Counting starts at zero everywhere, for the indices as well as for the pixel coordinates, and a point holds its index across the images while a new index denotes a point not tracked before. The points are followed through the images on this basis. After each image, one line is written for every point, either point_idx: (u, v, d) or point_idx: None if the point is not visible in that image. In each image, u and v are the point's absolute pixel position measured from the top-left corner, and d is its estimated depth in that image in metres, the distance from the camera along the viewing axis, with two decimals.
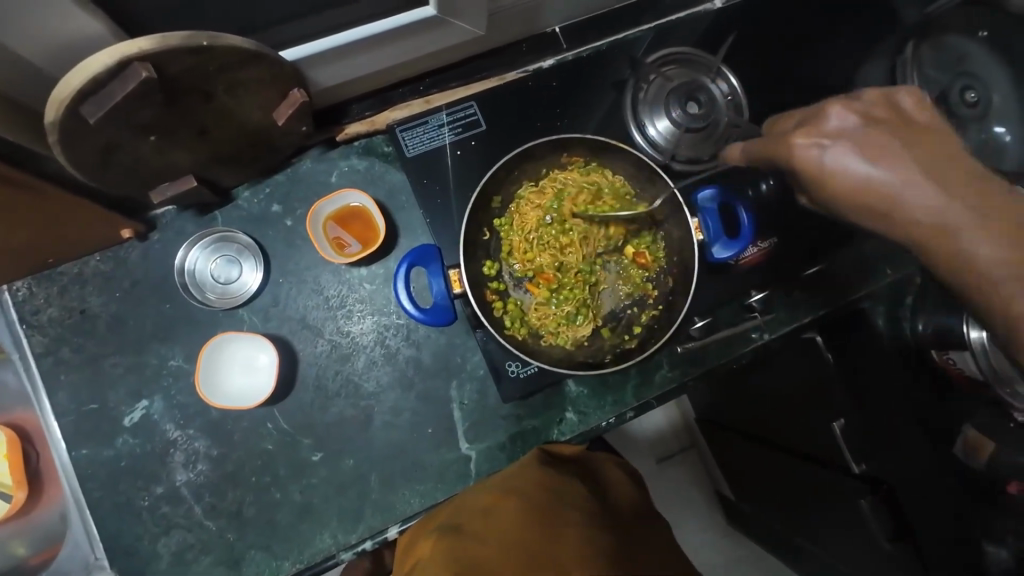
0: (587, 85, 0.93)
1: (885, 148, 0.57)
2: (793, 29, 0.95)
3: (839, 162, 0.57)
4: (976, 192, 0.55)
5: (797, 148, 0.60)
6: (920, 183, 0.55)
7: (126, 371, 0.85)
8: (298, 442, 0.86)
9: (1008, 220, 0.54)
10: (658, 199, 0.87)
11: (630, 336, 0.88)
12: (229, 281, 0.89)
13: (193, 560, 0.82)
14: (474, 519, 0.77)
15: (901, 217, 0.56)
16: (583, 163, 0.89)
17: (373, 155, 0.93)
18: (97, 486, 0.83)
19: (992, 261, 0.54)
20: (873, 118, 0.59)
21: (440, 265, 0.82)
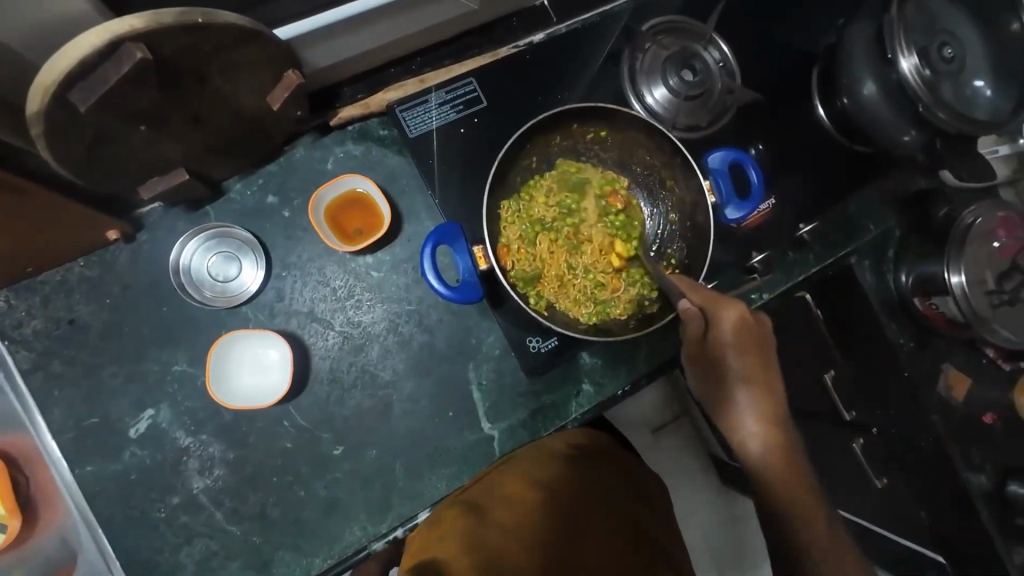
0: (581, 58, 0.92)
1: (763, 366, 0.77)
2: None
3: (717, 343, 0.76)
4: (741, 382, 0.76)
5: (721, 316, 0.75)
6: (744, 393, 0.76)
7: (126, 381, 0.80)
8: (317, 437, 0.84)
9: (758, 458, 0.75)
10: (668, 165, 0.87)
11: (648, 303, 0.87)
12: (228, 277, 0.84)
13: (218, 567, 0.80)
14: (495, 505, 0.75)
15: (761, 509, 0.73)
16: (592, 135, 0.88)
17: (369, 139, 0.90)
18: (108, 503, 0.78)
19: (754, 441, 0.75)
20: (752, 329, 0.76)
21: (463, 242, 0.81)
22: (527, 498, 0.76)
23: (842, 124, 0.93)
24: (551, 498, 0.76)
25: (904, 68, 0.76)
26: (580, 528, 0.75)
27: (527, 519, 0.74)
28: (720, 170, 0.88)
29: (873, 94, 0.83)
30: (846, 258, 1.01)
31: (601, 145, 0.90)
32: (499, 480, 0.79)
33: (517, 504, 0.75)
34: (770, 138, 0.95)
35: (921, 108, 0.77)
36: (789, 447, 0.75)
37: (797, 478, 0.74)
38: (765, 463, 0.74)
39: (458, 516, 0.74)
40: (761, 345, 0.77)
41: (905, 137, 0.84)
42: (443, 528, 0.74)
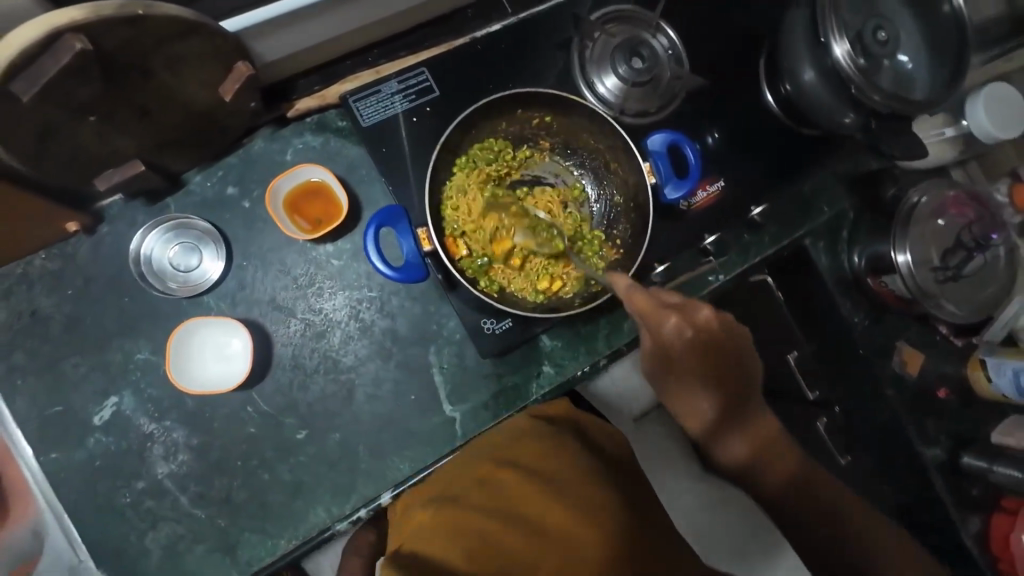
0: (536, 46, 0.93)
1: (699, 347, 0.84)
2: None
3: (658, 328, 0.82)
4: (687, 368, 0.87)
5: (660, 316, 0.81)
6: (694, 382, 0.88)
7: (89, 370, 0.82)
8: (281, 422, 0.86)
9: (758, 472, 0.94)
10: (609, 147, 0.90)
11: (594, 282, 0.90)
12: (190, 267, 0.86)
13: (185, 550, 0.82)
14: (473, 492, 0.77)
15: (741, 449, 0.93)
16: (538, 121, 0.90)
17: (327, 130, 0.91)
18: (73, 489, 0.80)
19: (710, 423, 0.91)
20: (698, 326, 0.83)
21: (406, 224, 0.84)
22: (503, 481, 0.77)
23: (789, 107, 0.95)
24: (528, 477, 0.77)
25: (837, 53, 0.78)
26: (566, 510, 0.73)
27: (507, 504, 0.75)
28: (659, 151, 0.92)
29: (813, 79, 0.86)
30: (800, 239, 1.03)
31: (546, 129, 0.92)
32: (470, 467, 0.80)
33: (491, 491, 0.76)
34: (720, 123, 0.98)
35: (855, 91, 0.79)
36: (757, 426, 0.94)
37: (771, 445, 0.94)
38: (748, 459, 0.93)
39: (440, 510, 0.75)
40: (708, 333, 0.84)
41: (845, 119, 0.87)
42: (421, 528, 0.74)
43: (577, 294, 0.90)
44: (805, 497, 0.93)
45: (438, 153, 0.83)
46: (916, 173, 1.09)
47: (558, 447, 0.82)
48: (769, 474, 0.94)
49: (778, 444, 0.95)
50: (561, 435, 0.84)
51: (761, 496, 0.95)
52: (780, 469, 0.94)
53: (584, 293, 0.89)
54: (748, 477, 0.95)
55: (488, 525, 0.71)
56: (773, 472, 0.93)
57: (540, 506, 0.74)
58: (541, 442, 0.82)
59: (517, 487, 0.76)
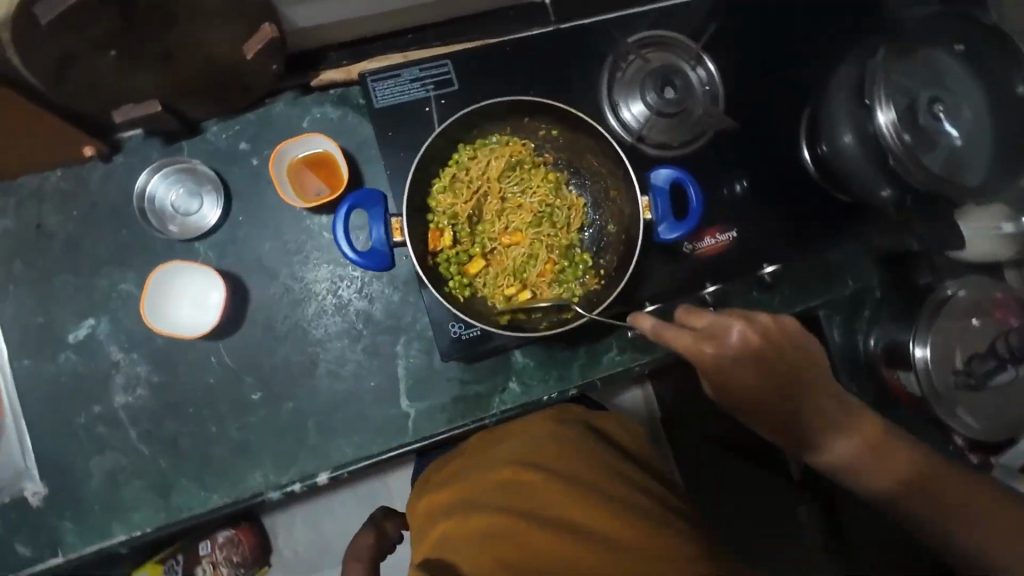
0: (570, 58, 0.91)
1: (765, 362, 0.73)
2: (775, 31, 0.96)
3: (716, 356, 0.72)
4: (828, 407, 0.76)
5: (704, 353, 0.72)
6: (778, 400, 0.74)
7: (75, 290, 0.85)
8: (240, 379, 0.87)
9: (867, 466, 0.75)
10: (611, 174, 0.85)
11: (566, 308, 0.85)
12: (190, 212, 0.89)
13: (123, 482, 0.83)
14: (491, 495, 0.70)
15: (826, 454, 0.76)
16: (544, 134, 0.87)
17: (347, 105, 0.92)
18: (36, 399, 0.83)
19: (852, 451, 0.75)
20: (763, 331, 0.73)
21: (381, 209, 0.82)
22: (529, 489, 0.69)
23: (823, 169, 0.90)
24: (557, 480, 0.70)
25: (881, 121, 0.72)
26: (597, 497, 0.68)
27: (537, 508, 0.67)
28: (662, 188, 0.86)
29: (851, 143, 0.79)
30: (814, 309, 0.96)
31: (553, 142, 0.88)
32: (490, 477, 0.72)
33: (518, 504, 0.67)
34: (747, 171, 0.93)
35: (893, 163, 0.73)
36: (881, 434, 0.75)
37: (877, 433, 0.76)
38: (858, 459, 0.75)
39: (453, 527, 0.68)
40: (770, 342, 0.73)
41: (883, 192, 0.80)
42: (446, 538, 0.68)
43: (544, 319, 0.84)
44: (921, 511, 0.74)
45: (433, 145, 0.80)
46: (965, 266, 0.98)
47: (581, 448, 0.76)
48: (903, 461, 0.75)
49: (882, 433, 0.76)
50: (586, 438, 0.78)
51: (889, 501, 0.75)
52: (883, 476, 0.75)
53: (550, 318, 0.84)
54: (852, 470, 0.76)
55: (523, 537, 0.63)
56: (882, 479, 0.75)
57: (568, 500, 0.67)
58: (547, 440, 0.76)
59: (546, 490, 0.68)
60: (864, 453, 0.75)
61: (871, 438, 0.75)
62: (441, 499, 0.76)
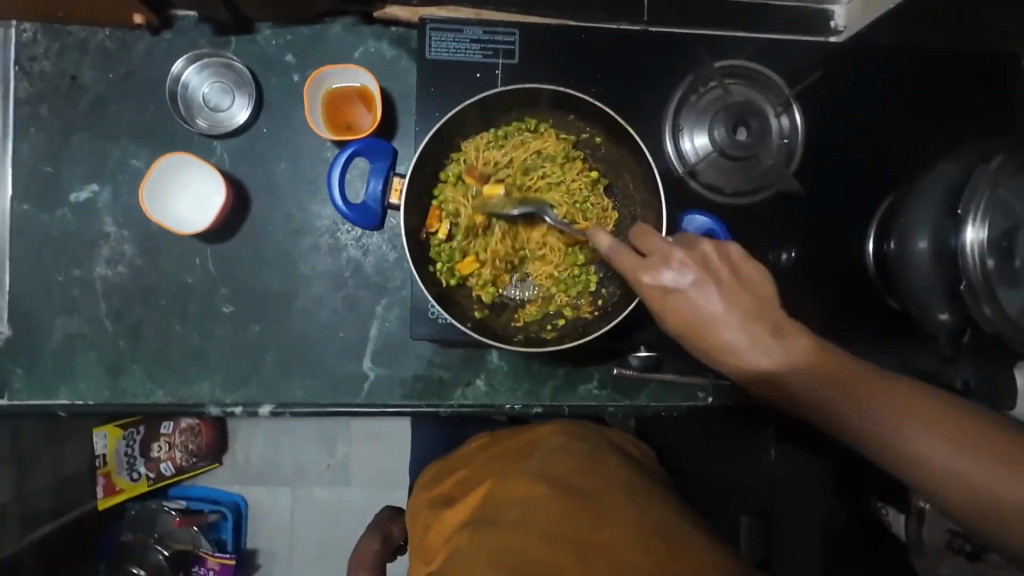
0: (646, 66, 0.83)
1: (756, 314, 0.53)
2: (879, 104, 0.86)
3: (671, 301, 0.56)
4: (843, 360, 0.52)
5: (646, 288, 0.57)
6: (776, 348, 0.53)
7: (89, 152, 0.85)
8: (216, 289, 0.86)
9: (969, 481, 0.47)
10: (643, 202, 0.77)
11: (550, 329, 0.79)
12: (218, 109, 0.87)
13: (79, 350, 0.84)
14: (510, 508, 0.70)
15: (829, 355, 0.53)
16: (586, 137, 0.79)
17: (403, 48, 0.87)
18: (24, 245, 0.84)
19: (922, 450, 0.48)
20: (716, 263, 0.55)
21: (384, 164, 0.79)
22: (545, 508, 0.69)
23: (882, 270, 0.79)
24: (566, 498, 0.70)
25: (967, 237, 0.62)
26: (621, 517, 0.69)
27: (551, 526, 0.67)
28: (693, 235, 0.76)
29: (924, 251, 0.69)
30: None
31: (593, 149, 0.80)
32: (505, 490, 0.73)
33: (531, 521, 0.67)
34: (799, 244, 0.83)
35: (964, 287, 0.63)
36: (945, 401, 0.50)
37: (941, 412, 0.49)
38: (934, 460, 0.48)
39: (467, 533, 0.68)
40: (744, 300, 0.54)
41: (939, 315, 0.70)
42: (459, 552, 0.66)
43: (521, 333, 0.78)
44: None
45: (461, 114, 0.73)
46: None
47: (597, 465, 0.78)
48: (984, 453, 0.47)
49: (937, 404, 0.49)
50: (600, 460, 0.79)
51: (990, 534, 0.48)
52: (988, 457, 0.47)
53: (528, 333, 0.78)
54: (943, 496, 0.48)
55: (535, 551, 0.63)
56: (993, 478, 0.46)
57: (594, 523, 0.67)
58: (565, 460, 0.78)
59: (562, 509, 0.68)
60: (951, 437, 0.48)
61: (960, 437, 0.48)
62: (449, 522, 0.75)
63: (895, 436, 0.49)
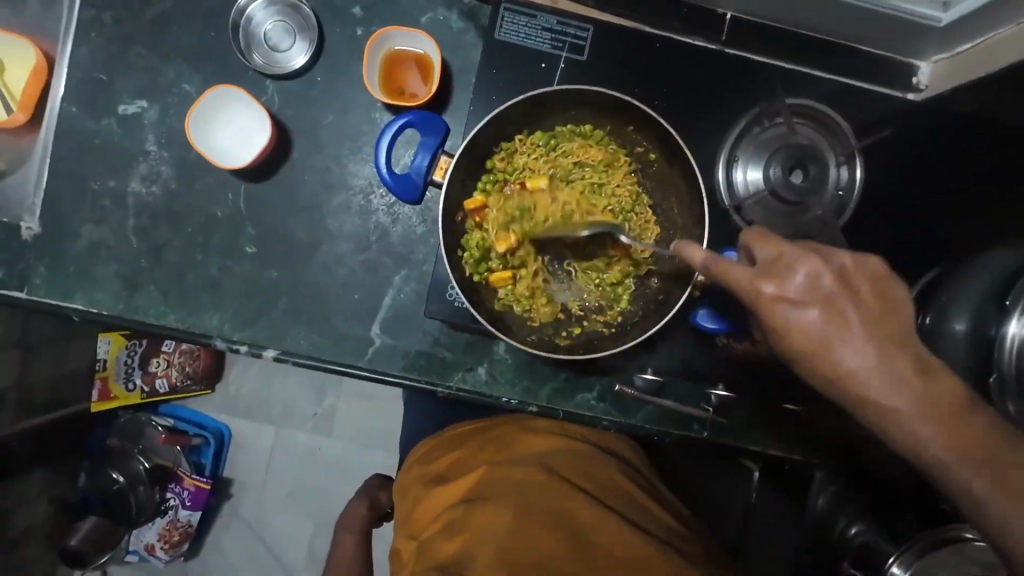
0: (711, 89, 0.82)
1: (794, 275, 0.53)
2: (944, 173, 0.82)
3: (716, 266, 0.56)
4: (881, 324, 0.52)
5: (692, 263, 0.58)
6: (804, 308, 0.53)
7: (144, 67, 0.85)
8: (243, 227, 0.86)
9: (951, 445, 0.49)
10: (684, 227, 0.76)
11: (563, 335, 0.79)
12: (277, 49, 0.86)
13: (101, 259, 0.85)
14: (508, 493, 0.75)
15: (866, 323, 0.52)
16: (640, 152, 0.77)
17: (472, 21, 0.85)
18: (67, 147, 0.85)
19: (923, 425, 0.49)
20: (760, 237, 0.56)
21: (433, 141, 0.78)
22: (534, 492, 0.75)
23: None
24: (565, 488, 0.77)
25: (1010, 330, 0.62)
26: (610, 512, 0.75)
27: (549, 513, 0.72)
28: None
29: (961, 332, 0.66)
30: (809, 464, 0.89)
31: (645, 166, 0.78)
32: (499, 475, 0.79)
33: (521, 503, 0.73)
34: None
35: (993, 378, 0.63)
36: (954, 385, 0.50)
37: (949, 391, 0.49)
38: (934, 431, 0.49)
39: (469, 514, 0.73)
40: (776, 261, 0.54)
41: None
42: (461, 531, 0.71)
43: (534, 333, 0.77)
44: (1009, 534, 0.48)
45: (519, 105, 0.72)
46: None
47: (584, 459, 0.83)
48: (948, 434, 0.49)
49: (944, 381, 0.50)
50: (591, 455, 0.85)
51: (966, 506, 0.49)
52: (966, 432, 0.48)
53: (539, 335, 0.77)
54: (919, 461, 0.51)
55: (521, 528, 0.70)
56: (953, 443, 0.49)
57: (587, 516, 0.73)
58: (558, 454, 0.83)
59: (552, 496, 0.75)
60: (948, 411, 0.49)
61: (957, 413, 0.49)
62: (437, 501, 0.80)
63: (898, 405, 0.50)
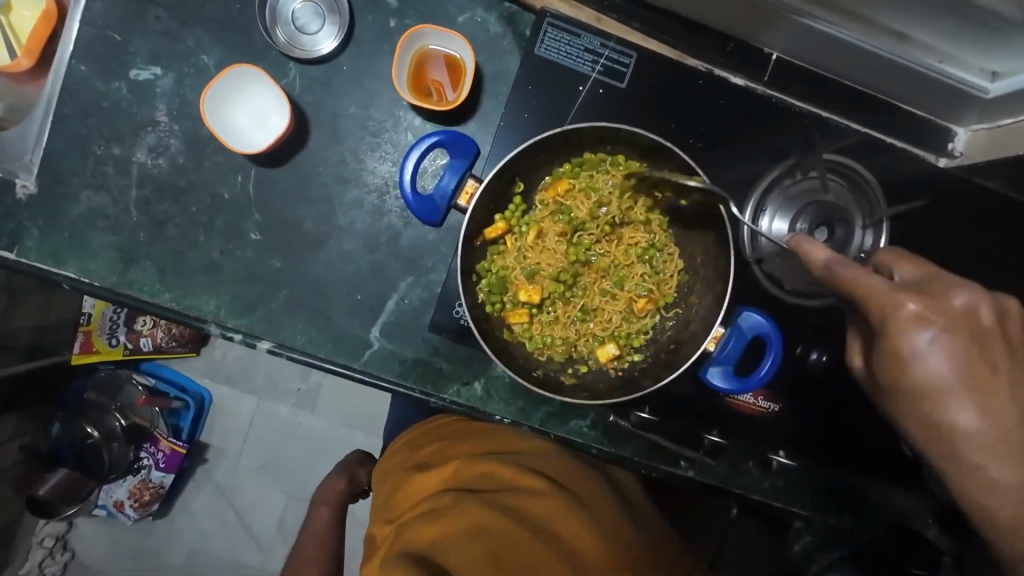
0: (746, 131, 0.80)
1: (967, 345, 0.50)
2: (968, 246, 0.81)
3: (899, 322, 0.51)
4: (1008, 414, 0.51)
5: (891, 316, 0.51)
6: (966, 380, 0.50)
7: (162, 33, 0.81)
8: (250, 211, 0.83)
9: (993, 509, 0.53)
10: (706, 274, 0.77)
11: (570, 372, 0.80)
12: (304, 31, 0.82)
13: (98, 228, 0.82)
14: (501, 490, 0.73)
15: (1008, 429, 0.51)
16: (670, 195, 0.78)
17: (511, 27, 0.81)
18: (72, 105, 0.81)
19: (995, 474, 0.52)
20: (917, 281, 0.54)
21: (463, 163, 0.76)
22: (519, 491, 0.72)
23: None
24: (558, 494, 0.73)
25: None
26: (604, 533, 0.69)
27: (535, 517, 0.69)
28: (744, 332, 0.74)
29: None
30: (790, 516, 0.89)
31: (672, 210, 0.79)
32: (490, 470, 0.76)
33: (506, 503, 0.71)
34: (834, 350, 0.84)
35: None
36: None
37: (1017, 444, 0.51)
38: (999, 462, 0.52)
39: (454, 505, 0.71)
40: (964, 340, 0.50)
41: None
42: (439, 521, 0.69)
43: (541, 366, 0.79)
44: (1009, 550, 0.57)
45: (556, 134, 0.70)
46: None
47: (578, 470, 0.80)
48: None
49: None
50: (587, 468, 0.81)
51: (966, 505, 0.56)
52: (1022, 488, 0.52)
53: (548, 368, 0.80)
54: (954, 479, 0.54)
55: (500, 525, 0.67)
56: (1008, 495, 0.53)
57: (583, 530, 0.68)
58: (557, 461, 0.80)
59: (540, 497, 0.72)
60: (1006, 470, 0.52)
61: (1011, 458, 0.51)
62: (423, 487, 0.79)
63: (969, 426, 0.51)
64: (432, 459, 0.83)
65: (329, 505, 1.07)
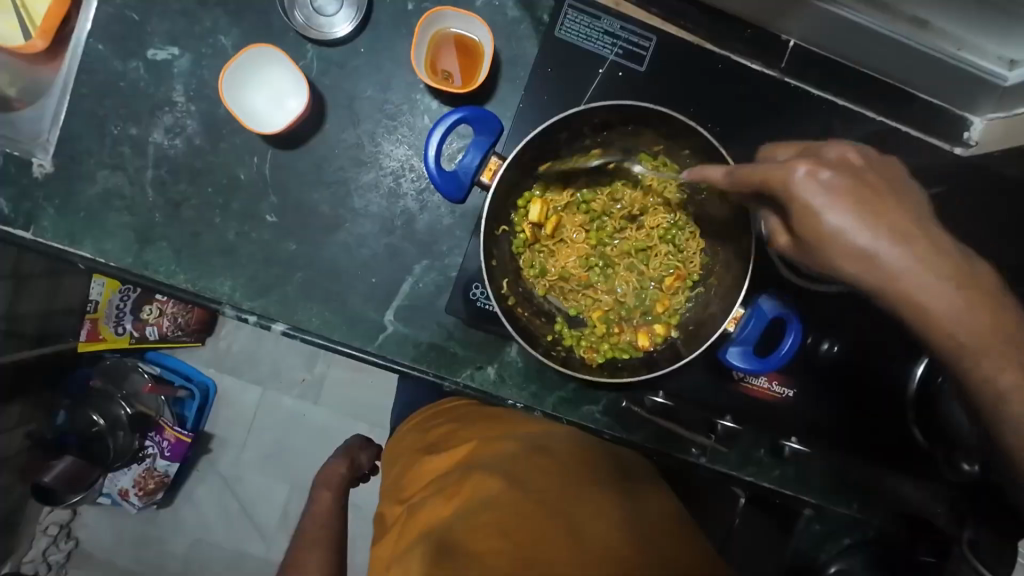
0: (763, 117, 0.80)
1: (879, 207, 0.46)
2: None
3: (810, 207, 0.47)
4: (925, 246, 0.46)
5: (787, 181, 0.48)
6: (894, 243, 0.46)
7: (179, 13, 0.81)
8: (266, 193, 0.83)
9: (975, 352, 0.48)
10: (722, 259, 0.78)
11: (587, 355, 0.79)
12: (321, 12, 0.82)
13: (114, 209, 0.82)
14: (507, 463, 0.71)
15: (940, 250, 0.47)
16: None
17: (530, 11, 0.80)
18: (89, 86, 0.81)
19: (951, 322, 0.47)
20: (840, 176, 0.47)
21: (487, 141, 0.76)
22: (527, 465, 0.71)
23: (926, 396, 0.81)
24: (563, 467, 0.71)
25: None
26: (617, 503, 0.67)
27: (543, 488, 0.67)
28: (763, 314, 0.79)
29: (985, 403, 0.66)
30: (799, 504, 0.90)
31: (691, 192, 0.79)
32: (495, 447, 0.75)
33: (515, 476, 0.69)
34: (845, 338, 0.85)
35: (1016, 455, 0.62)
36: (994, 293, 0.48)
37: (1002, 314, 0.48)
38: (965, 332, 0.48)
39: (465, 481, 0.70)
40: (863, 190, 0.47)
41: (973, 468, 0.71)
42: (449, 500, 0.68)
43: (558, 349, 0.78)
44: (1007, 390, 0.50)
45: (579, 116, 0.70)
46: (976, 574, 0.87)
47: (589, 452, 0.77)
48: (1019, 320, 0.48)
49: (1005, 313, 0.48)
50: (592, 443, 0.80)
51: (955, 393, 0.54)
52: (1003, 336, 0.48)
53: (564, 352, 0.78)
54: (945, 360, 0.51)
55: (507, 496, 0.65)
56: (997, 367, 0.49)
57: (593, 501, 0.66)
58: (560, 437, 0.78)
59: (546, 470, 0.70)
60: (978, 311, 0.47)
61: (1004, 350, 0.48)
62: (430, 469, 0.78)
63: (921, 288, 0.47)
64: (438, 440, 0.83)
65: (335, 488, 1.07)
